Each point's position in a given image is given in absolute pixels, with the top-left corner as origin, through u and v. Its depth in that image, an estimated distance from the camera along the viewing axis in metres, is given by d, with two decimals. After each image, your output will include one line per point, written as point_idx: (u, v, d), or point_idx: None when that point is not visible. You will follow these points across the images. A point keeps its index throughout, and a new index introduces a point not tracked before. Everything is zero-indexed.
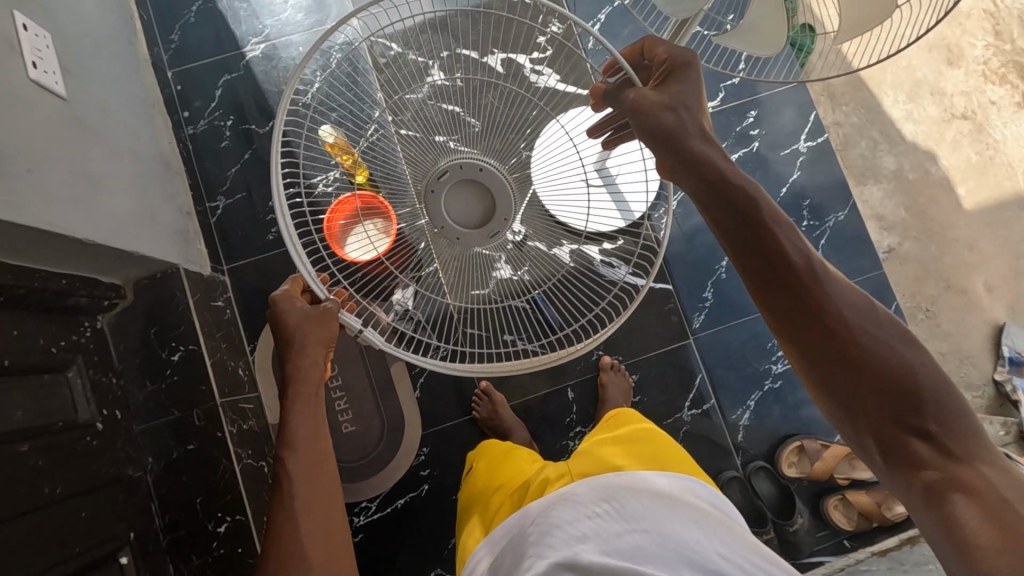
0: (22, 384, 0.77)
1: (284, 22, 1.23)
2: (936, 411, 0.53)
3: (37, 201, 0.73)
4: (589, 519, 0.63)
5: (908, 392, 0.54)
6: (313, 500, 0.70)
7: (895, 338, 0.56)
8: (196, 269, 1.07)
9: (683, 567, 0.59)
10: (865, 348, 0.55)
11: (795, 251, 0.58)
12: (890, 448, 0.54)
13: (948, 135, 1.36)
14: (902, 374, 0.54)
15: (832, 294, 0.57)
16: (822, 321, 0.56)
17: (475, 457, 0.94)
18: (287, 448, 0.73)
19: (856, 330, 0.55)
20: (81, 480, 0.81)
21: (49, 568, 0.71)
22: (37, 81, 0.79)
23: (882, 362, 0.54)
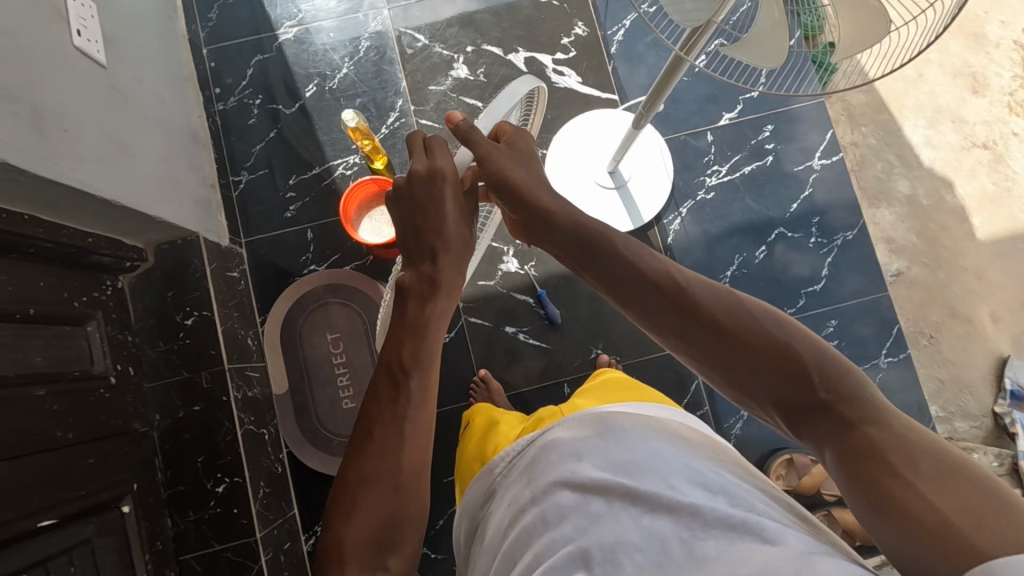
0: (43, 333, 0.81)
1: (318, 8, 1.27)
2: (820, 378, 0.56)
3: (73, 161, 0.77)
4: (578, 444, 0.65)
5: (791, 366, 0.57)
6: (418, 423, 0.69)
7: (765, 320, 0.60)
8: (215, 239, 1.11)
9: (675, 478, 0.57)
10: (741, 337, 0.60)
11: (666, 273, 0.66)
12: (795, 419, 0.57)
13: (965, 163, 1.35)
14: (780, 352, 0.58)
15: (702, 297, 0.63)
16: (699, 322, 0.62)
17: (472, 416, 0.98)
18: (411, 366, 0.71)
19: (732, 325, 0.61)
20: (91, 427, 0.85)
21: (56, 505, 0.75)
22: (80, 49, 0.83)
23: (753, 347, 0.59)
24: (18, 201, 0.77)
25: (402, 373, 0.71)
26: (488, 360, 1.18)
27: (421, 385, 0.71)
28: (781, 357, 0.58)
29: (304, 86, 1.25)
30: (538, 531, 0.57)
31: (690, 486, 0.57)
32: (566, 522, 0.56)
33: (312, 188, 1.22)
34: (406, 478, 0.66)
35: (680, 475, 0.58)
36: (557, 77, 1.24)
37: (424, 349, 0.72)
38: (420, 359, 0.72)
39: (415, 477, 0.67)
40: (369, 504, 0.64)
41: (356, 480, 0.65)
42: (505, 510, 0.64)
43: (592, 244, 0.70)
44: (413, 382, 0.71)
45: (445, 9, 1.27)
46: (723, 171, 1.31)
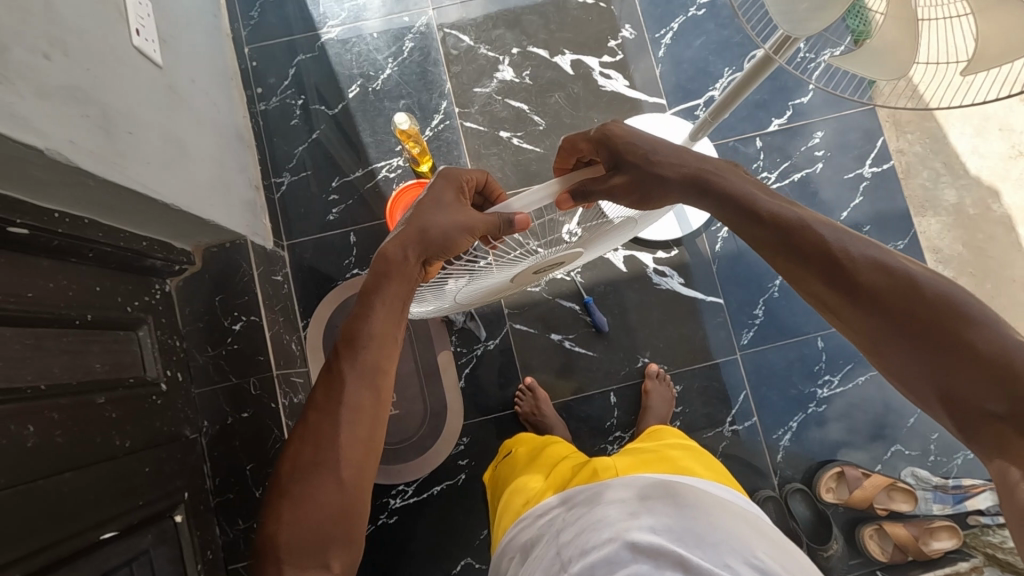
0: (101, 338, 0.80)
1: (362, 7, 1.25)
2: (1018, 387, 0.46)
3: (138, 163, 0.76)
4: (639, 503, 0.65)
5: (984, 369, 0.47)
6: (357, 410, 0.61)
7: (957, 312, 0.49)
8: (261, 242, 1.09)
9: (733, 558, 0.60)
10: (926, 327, 0.49)
11: (831, 238, 0.55)
12: (972, 431, 0.48)
13: (1014, 172, 1.33)
14: (970, 351, 0.48)
15: (870, 270, 0.52)
16: (876, 305, 0.51)
17: (517, 445, 0.97)
18: (351, 347, 0.64)
19: (917, 310, 0.50)
20: (147, 435, 0.83)
21: (118, 516, 0.74)
22: (139, 48, 0.81)
23: (940, 338, 0.49)
24: (79, 205, 0.75)
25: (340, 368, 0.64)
26: (534, 368, 1.16)
27: (364, 387, 0.63)
28: (974, 357, 0.48)
29: (347, 87, 1.23)
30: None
31: (747, 570, 0.59)
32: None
33: (355, 191, 1.20)
34: (348, 470, 0.59)
35: (738, 554, 0.60)
36: (604, 81, 1.22)
37: (367, 326, 0.65)
38: (365, 360, 0.64)
39: (358, 466, 0.59)
40: (303, 501, 0.57)
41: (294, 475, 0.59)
42: (551, 554, 0.65)
43: (749, 208, 0.59)
44: (351, 379, 0.63)
45: (492, 9, 1.25)
46: (770, 178, 1.29)
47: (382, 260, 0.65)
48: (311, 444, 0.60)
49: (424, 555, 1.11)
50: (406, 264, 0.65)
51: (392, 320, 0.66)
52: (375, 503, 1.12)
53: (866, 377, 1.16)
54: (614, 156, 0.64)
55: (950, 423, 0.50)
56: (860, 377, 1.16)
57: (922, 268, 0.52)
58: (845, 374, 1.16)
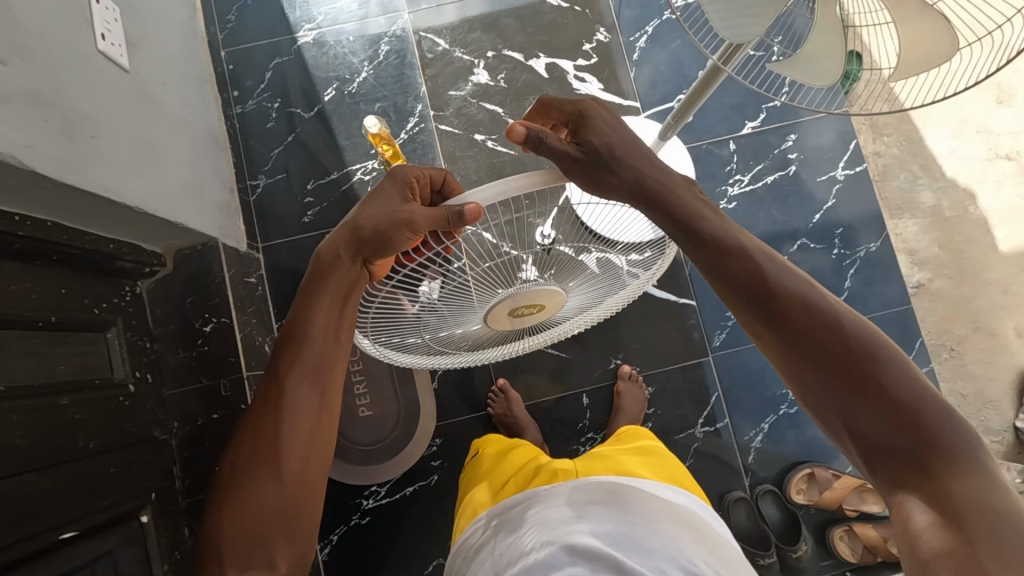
0: (68, 339, 0.80)
1: (338, 11, 1.26)
2: (916, 423, 0.53)
3: (101, 166, 0.76)
4: (583, 507, 0.67)
5: (891, 407, 0.53)
6: (302, 407, 0.69)
7: (874, 353, 0.55)
8: (234, 244, 1.10)
9: (668, 564, 0.61)
10: (850, 364, 0.55)
11: (768, 268, 0.60)
12: (874, 460, 0.55)
13: (991, 175, 1.34)
14: (881, 388, 0.54)
15: (806, 311, 0.58)
16: (807, 343, 0.57)
17: (481, 445, 0.98)
18: (293, 343, 0.71)
19: (842, 349, 0.56)
20: (114, 437, 0.84)
21: (81, 517, 0.74)
22: (105, 52, 0.82)
23: (857, 377, 0.55)
24: (43, 208, 0.76)
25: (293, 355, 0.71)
26: (508, 369, 1.17)
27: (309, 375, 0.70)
28: (885, 395, 0.54)
29: (323, 90, 1.24)
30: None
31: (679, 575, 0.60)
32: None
33: (329, 193, 1.21)
34: (288, 465, 0.66)
35: (672, 559, 0.61)
36: (579, 84, 1.23)
37: (308, 324, 0.71)
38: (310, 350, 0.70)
39: (298, 463, 0.67)
40: (245, 496, 0.64)
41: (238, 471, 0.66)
42: (491, 561, 0.67)
43: (704, 231, 0.60)
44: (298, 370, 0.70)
45: (468, 13, 1.25)
46: (745, 180, 1.30)
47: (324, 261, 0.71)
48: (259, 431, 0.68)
49: (395, 555, 1.11)
50: (341, 263, 0.70)
51: (337, 315, 0.71)
52: (348, 504, 1.12)
53: None
54: (580, 131, 0.62)
55: (859, 457, 0.56)
56: None
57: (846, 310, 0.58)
58: None
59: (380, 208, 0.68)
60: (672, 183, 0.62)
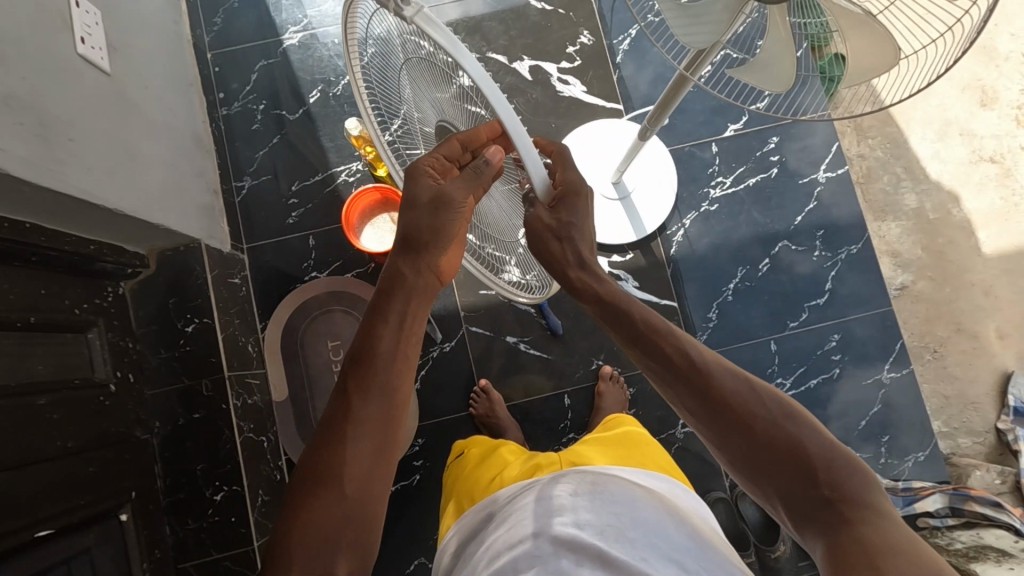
0: (45, 340, 0.81)
1: (324, 14, 1.27)
2: (827, 477, 0.53)
3: (77, 170, 0.77)
4: (566, 499, 0.66)
5: (801, 462, 0.54)
6: (371, 419, 0.63)
7: (778, 407, 0.57)
8: (217, 245, 1.11)
9: (652, 553, 0.60)
10: (756, 421, 0.57)
11: (681, 338, 0.65)
12: (798, 516, 0.54)
13: (974, 177, 1.34)
14: (788, 442, 0.55)
15: (718, 374, 0.60)
16: (714, 404, 0.59)
17: (465, 448, 0.99)
18: (365, 361, 0.67)
19: (747, 407, 0.58)
20: (93, 436, 0.85)
21: (56, 515, 0.75)
22: (84, 56, 0.82)
23: (762, 433, 0.56)
24: (21, 210, 0.77)
25: (373, 364, 0.66)
26: (490, 370, 1.18)
27: (387, 387, 0.66)
28: (790, 450, 0.55)
29: (308, 92, 1.25)
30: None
31: (664, 563, 0.59)
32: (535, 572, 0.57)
33: (314, 194, 1.22)
34: (349, 479, 0.59)
35: (657, 550, 0.60)
36: (562, 87, 1.24)
37: (384, 342, 0.68)
38: (388, 359, 0.67)
39: (361, 478, 0.60)
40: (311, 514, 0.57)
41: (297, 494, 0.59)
42: (475, 559, 0.66)
43: (619, 309, 0.69)
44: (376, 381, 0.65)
45: (453, 15, 1.26)
46: (726, 183, 1.30)
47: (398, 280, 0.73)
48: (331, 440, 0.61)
49: (377, 554, 1.12)
50: (417, 282, 0.73)
51: (408, 335, 0.71)
52: None
53: (817, 380, 1.23)
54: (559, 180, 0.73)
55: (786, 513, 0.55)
56: (812, 380, 1.24)
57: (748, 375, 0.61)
58: (797, 377, 1.23)
59: (451, 204, 0.70)
60: (557, 249, 0.72)
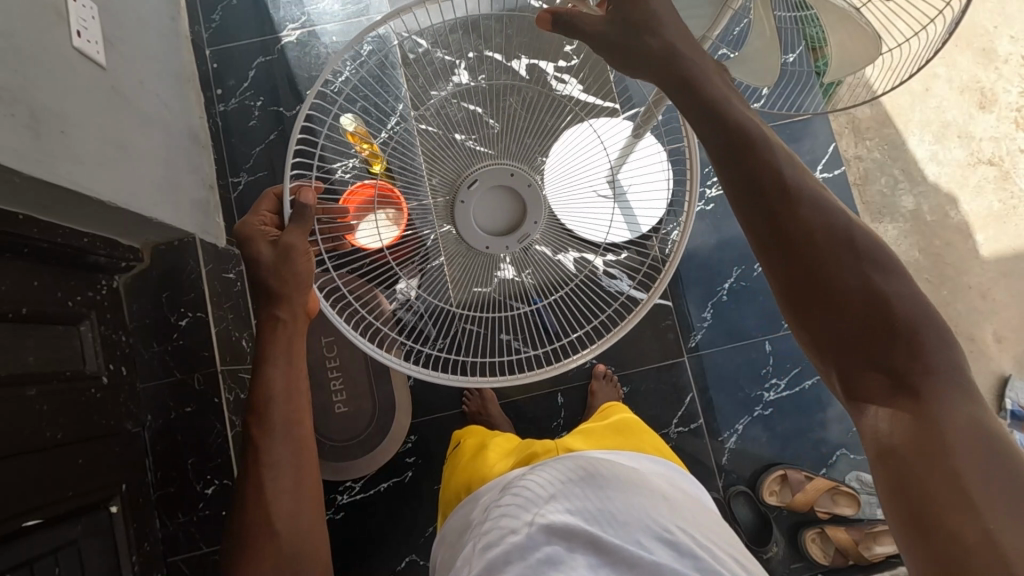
0: (37, 332, 0.82)
1: (322, 11, 1.27)
2: (907, 341, 0.49)
3: (69, 162, 0.77)
4: (557, 485, 0.66)
5: (888, 329, 0.49)
6: (283, 463, 0.71)
7: (875, 255, 0.51)
8: (212, 241, 1.11)
9: (643, 534, 0.61)
10: (850, 268, 0.50)
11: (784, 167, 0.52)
12: (856, 373, 0.50)
13: (972, 180, 1.34)
14: (878, 300, 0.49)
15: (810, 208, 0.51)
16: (802, 241, 0.50)
17: (462, 436, 0.97)
18: (260, 413, 0.72)
19: (845, 254, 0.50)
20: (83, 429, 0.85)
21: (44, 506, 0.75)
22: (80, 50, 0.83)
23: (849, 280, 0.50)
24: (13, 201, 0.77)
25: (266, 414, 0.72)
26: (484, 367, 1.19)
27: (286, 425, 0.73)
28: (882, 307, 0.49)
29: (305, 89, 1.25)
30: (500, 565, 0.59)
31: (655, 543, 0.61)
32: (528, 563, 0.58)
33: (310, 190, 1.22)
34: (281, 514, 0.68)
35: (650, 532, 0.61)
36: None
37: (269, 387, 0.73)
38: (279, 401, 0.73)
39: (292, 511, 0.69)
40: (252, 554, 0.66)
41: (236, 537, 0.68)
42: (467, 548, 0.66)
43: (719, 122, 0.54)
44: (278, 426, 0.72)
45: (451, 13, 1.26)
46: None
47: (261, 325, 0.75)
48: (258, 490, 0.69)
49: (370, 551, 1.12)
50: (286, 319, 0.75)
51: (294, 366, 0.75)
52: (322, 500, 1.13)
53: (813, 382, 1.17)
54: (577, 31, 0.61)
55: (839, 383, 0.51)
56: (807, 381, 1.17)
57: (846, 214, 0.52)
58: (791, 378, 1.17)
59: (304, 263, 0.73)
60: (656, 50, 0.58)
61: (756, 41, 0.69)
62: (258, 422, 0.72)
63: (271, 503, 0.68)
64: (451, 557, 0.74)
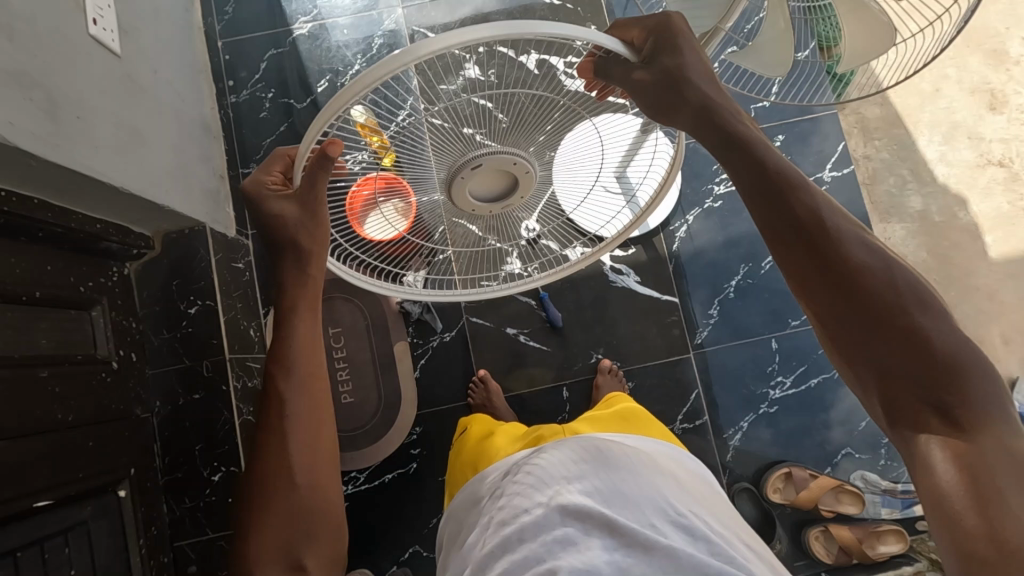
0: (51, 315, 0.83)
1: (334, 5, 1.28)
2: (951, 383, 0.49)
3: (84, 147, 0.78)
4: (570, 465, 0.67)
5: (926, 362, 0.49)
6: (299, 423, 0.73)
7: (915, 294, 0.51)
8: (221, 230, 1.12)
9: (658, 518, 0.61)
10: (893, 305, 0.51)
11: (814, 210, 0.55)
12: (895, 408, 0.51)
13: (981, 181, 1.33)
14: (919, 340, 0.49)
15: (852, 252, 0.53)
16: (844, 282, 0.52)
17: (467, 423, 0.99)
18: (283, 367, 0.75)
19: (889, 293, 0.51)
20: (94, 412, 0.86)
21: (54, 487, 0.76)
22: (96, 37, 0.84)
23: (897, 319, 0.50)
24: (29, 184, 0.78)
25: (288, 365, 0.75)
26: (490, 360, 1.19)
27: (303, 379, 0.75)
28: (925, 348, 0.49)
29: (316, 82, 1.26)
30: (514, 544, 0.60)
31: (670, 527, 0.60)
32: (542, 542, 0.58)
33: None
34: (299, 470, 0.71)
35: (664, 515, 0.61)
36: None
37: (293, 346, 0.76)
38: (300, 355, 0.76)
39: (309, 469, 0.72)
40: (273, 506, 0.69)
41: (259, 488, 0.71)
42: (477, 531, 0.67)
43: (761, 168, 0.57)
44: (297, 377, 0.75)
45: (462, 8, 1.27)
46: None
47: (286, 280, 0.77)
48: (280, 443, 0.72)
49: (374, 541, 1.13)
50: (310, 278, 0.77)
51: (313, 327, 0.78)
52: None
53: (819, 380, 1.17)
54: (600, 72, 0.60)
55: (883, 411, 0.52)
56: (813, 379, 1.17)
57: (883, 256, 0.53)
58: (797, 376, 1.17)
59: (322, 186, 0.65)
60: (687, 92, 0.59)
61: (769, 33, 0.69)
62: (280, 371, 0.75)
63: (293, 454, 0.71)
64: (458, 533, 0.75)
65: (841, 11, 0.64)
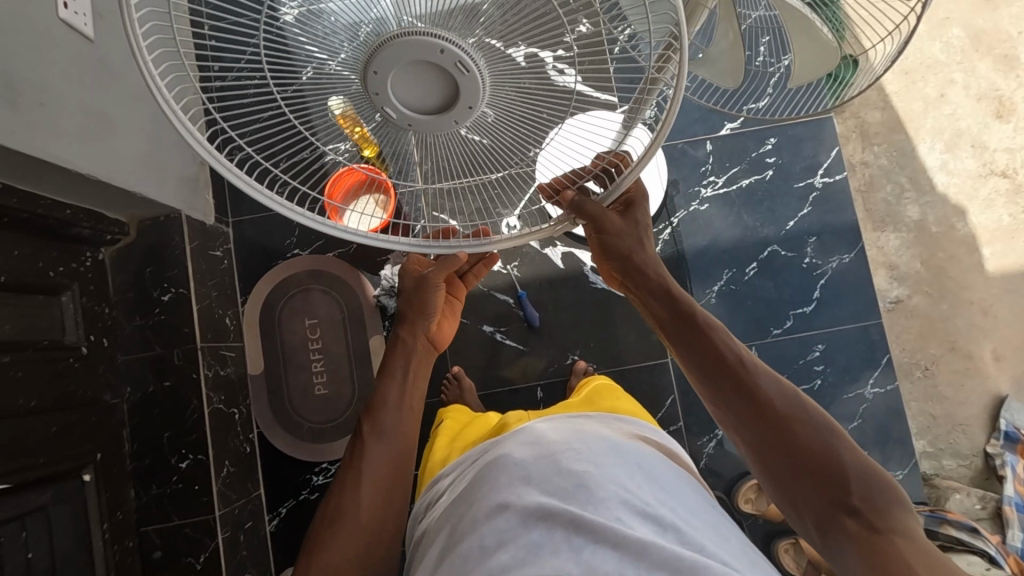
0: (17, 299, 0.83)
1: None
2: (860, 490, 0.61)
3: (43, 132, 0.77)
4: (529, 463, 0.66)
5: (831, 473, 0.62)
6: (380, 466, 0.81)
7: (820, 422, 0.65)
8: (199, 217, 1.12)
9: (624, 511, 0.59)
10: (798, 429, 0.65)
11: (736, 355, 0.72)
12: (823, 521, 0.61)
13: (982, 191, 1.29)
14: (821, 453, 0.63)
15: (762, 382, 0.69)
16: (760, 413, 0.67)
17: (442, 417, 1.00)
18: (372, 413, 0.84)
19: (789, 415, 0.66)
20: (58, 398, 0.86)
21: (11, 472, 0.77)
22: (65, 21, 0.82)
23: (803, 441, 0.64)
24: None
25: (379, 410, 0.84)
26: (466, 358, 1.18)
27: (395, 426, 0.84)
28: (828, 460, 0.63)
29: None
30: (475, 556, 0.58)
31: (638, 520, 0.59)
32: (507, 550, 0.57)
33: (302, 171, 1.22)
34: (364, 517, 0.77)
35: (629, 508, 0.60)
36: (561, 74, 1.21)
37: (382, 395, 0.85)
38: (393, 405, 0.85)
39: (373, 515, 0.78)
40: (329, 543, 0.75)
41: (323, 524, 0.77)
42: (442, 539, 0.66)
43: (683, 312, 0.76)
44: (387, 422, 0.84)
45: None
46: (718, 183, 1.30)
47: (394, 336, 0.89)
48: (355, 476, 0.80)
49: None
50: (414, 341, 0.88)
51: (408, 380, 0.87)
52: (298, 480, 1.14)
53: None
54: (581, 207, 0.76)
55: (814, 523, 0.62)
56: None
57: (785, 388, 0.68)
58: None
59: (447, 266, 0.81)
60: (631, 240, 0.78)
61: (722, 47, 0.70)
62: (369, 414, 0.84)
63: (360, 489, 0.79)
64: (419, 541, 0.74)
65: (786, 27, 0.65)
